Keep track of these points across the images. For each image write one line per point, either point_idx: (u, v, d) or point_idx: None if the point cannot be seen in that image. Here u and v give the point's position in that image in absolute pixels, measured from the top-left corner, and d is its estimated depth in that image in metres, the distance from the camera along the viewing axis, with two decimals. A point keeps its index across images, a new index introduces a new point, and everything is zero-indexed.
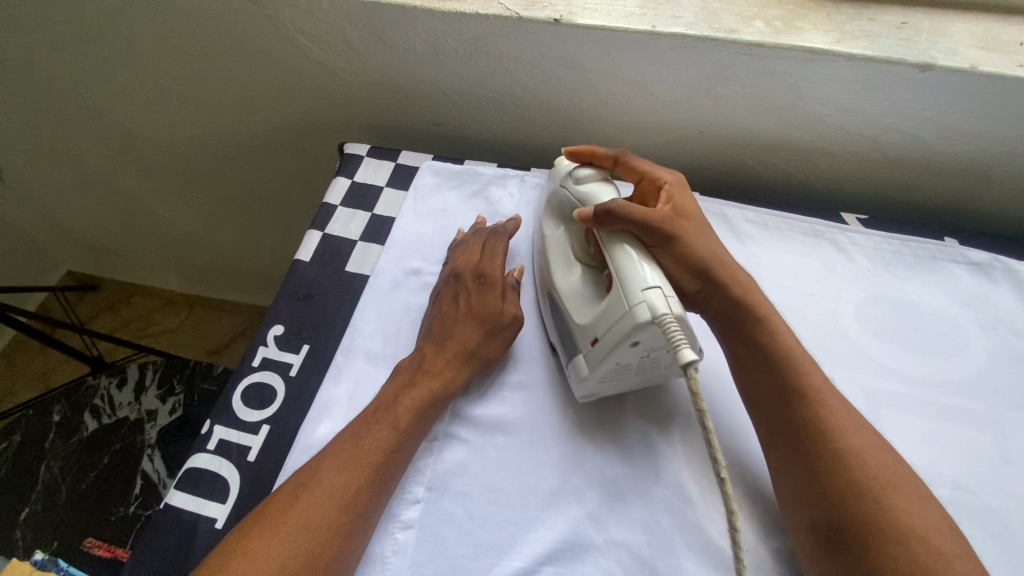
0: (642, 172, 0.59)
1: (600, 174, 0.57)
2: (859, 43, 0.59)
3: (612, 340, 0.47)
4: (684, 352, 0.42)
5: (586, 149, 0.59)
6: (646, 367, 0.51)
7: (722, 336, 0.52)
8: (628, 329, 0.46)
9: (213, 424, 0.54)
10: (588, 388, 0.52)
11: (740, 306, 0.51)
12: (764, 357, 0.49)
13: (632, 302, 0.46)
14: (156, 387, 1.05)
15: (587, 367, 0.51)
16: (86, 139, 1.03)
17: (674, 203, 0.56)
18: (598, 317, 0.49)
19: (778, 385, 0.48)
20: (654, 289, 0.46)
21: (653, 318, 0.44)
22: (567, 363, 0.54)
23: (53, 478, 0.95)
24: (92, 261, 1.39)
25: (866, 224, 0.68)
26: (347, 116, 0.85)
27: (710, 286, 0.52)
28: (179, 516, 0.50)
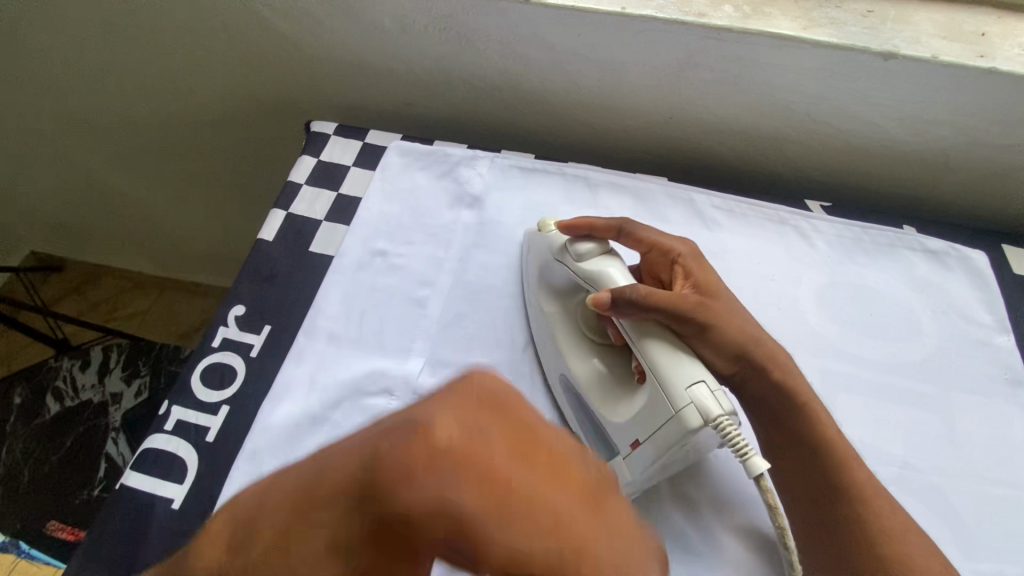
0: (650, 243, 0.53)
1: (601, 247, 0.51)
2: (826, 30, 0.60)
3: (662, 446, 0.43)
4: (753, 460, 0.42)
5: (582, 223, 0.52)
6: (687, 459, 0.48)
7: (757, 422, 0.49)
8: (680, 436, 0.42)
9: (170, 404, 0.53)
10: (631, 489, 0.48)
11: (779, 396, 0.47)
12: (807, 453, 0.46)
13: (679, 404, 0.42)
14: (122, 369, 1.03)
15: (632, 471, 0.46)
16: (43, 113, 0.99)
17: (694, 278, 0.51)
18: (638, 418, 0.45)
19: (824, 486, 0.46)
20: (700, 385, 0.42)
21: (707, 423, 0.41)
22: (601, 460, 0.50)
23: (13, 461, 0.92)
24: (56, 241, 1.35)
25: (829, 212, 0.69)
26: (316, 95, 0.83)
27: (749, 374, 0.47)
28: (134, 497, 0.49)
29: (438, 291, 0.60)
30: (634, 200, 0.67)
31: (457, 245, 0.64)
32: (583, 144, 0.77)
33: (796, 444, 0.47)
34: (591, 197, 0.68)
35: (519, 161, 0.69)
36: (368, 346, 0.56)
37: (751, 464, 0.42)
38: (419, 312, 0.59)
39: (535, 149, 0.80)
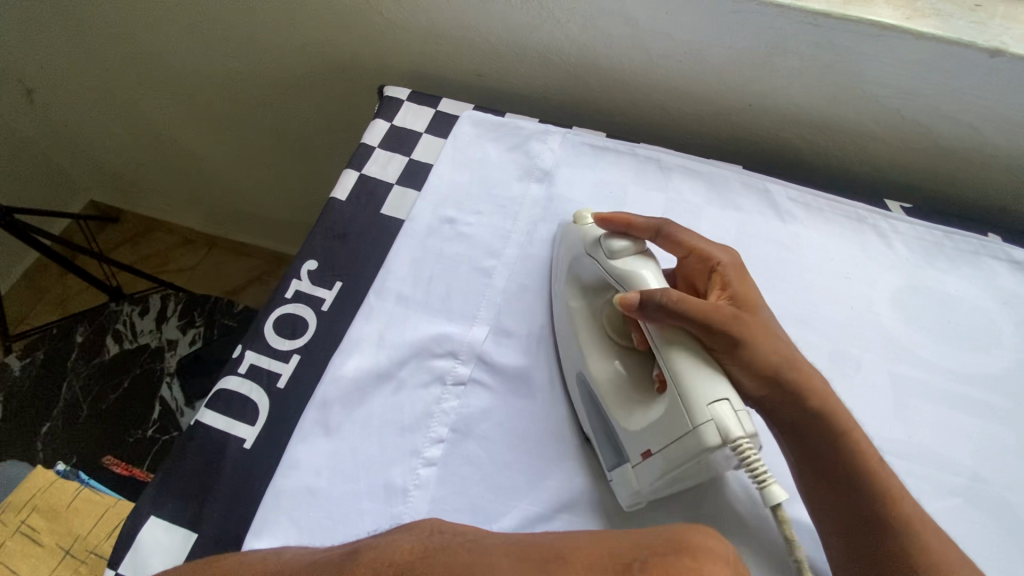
0: (689, 248, 0.52)
1: (635, 247, 0.50)
2: (930, 21, 0.57)
3: (677, 460, 0.41)
4: (773, 491, 0.40)
5: (619, 218, 0.51)
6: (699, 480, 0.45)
7: (791, 450, 0.46)
8: (693, 453, 0.40)
9: (244, 349, 0.55)
10: (637, 499, 0.46)
11: (816, 424, 0.45)
12: (844, 487, 0.44)
13: (697, 420, 0.40)
14: (178, 318, 1.06)
15: (639, 480, 0.45)
16: (120, 63, 1.02)
17: (731, 290, 0.49)
18: (653, 426, 0.43)
19: (863, 516, 0.43)
20: (722, 402, 0.40)
21: (725, 443, 0.39)
22: (611, 467, 0.48)
23: (75, 396, 0.97)
24: (117, 192, 1.40)
25: (910, 213, 0.67)
26: (387, 60, 0.83)
27: (777, 397, 0.45)
28: (209, 434, 0.51)
29: (503, 263, 0.60)
30: (707, 185, 0.66)
31: (524, 217, 0.63)
32: (654, 125, 0.76)
33: (830, 476, 0.44)
34: (662, 179, 0.67)
35: (592, 139, 0.69)
36: (434, 308, 0.57)
37: (770, 493, 0.40)
38: (485, 280, 0.59)
39: (603, 127, 0.79)
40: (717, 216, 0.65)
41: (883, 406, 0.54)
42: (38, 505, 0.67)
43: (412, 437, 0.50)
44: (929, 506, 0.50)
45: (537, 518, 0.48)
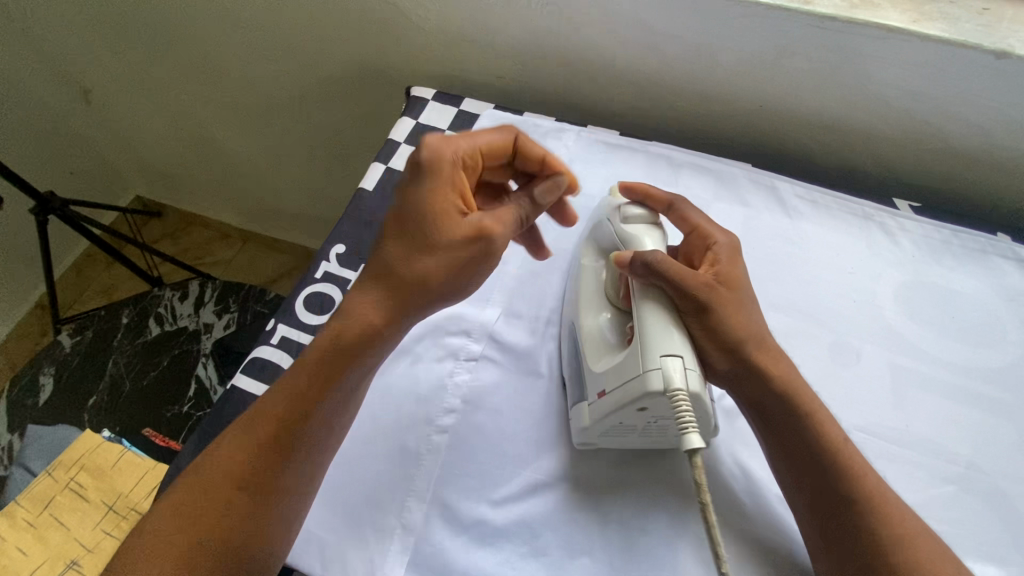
0: (692, 224, 0.55)
1: (649, 216, 0.54)
2: (937, 24, 0.59)
3: (620, 398, 0.46)
4: (689, 437, 0.42)
5: (639, 189, 0.56)
6: (650, 431, 0.49)
7: (756, 422, 0.50)
8: (637, 395, 0.45)
9: (277, 322, 0.60)
10: (587, 437, 0.50)
11: (780, 398, 0.49)
12: (806, 456, 0.48)
13: (647, 366, 0.45)
14: (214, 304, 1.13)
15: (589, 418, 0.49)
16: (169, 64, 1.10)
17: (721, 267, 0.51)
18: (612, 369, 0.48)
19: (829, 490, 0.46)
20: (673, 357, 0.44)
21: (665, 390, 0.43)
22: (573, 403, 0.52)
23: (118, 372, 1.04)
24: (160, 188, 1.49)
25: (918, 212, 0.68)
26: (414, 63, 0.88)
27: (750, 370, 0.49)
28: (243, 397, 0.56)
29: (516, 250, 0.64)
30: (716, 182, 0.69)
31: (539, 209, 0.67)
32: (667, 126, 0.79)
33: (795, 449, 0.48)
34: (672, 175, 0.70)
35: (606, 137, 0.72)
36: None
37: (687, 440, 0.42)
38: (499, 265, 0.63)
39: (618, 128, 0.82)
40: (725, 211, 0.67)
41: (883, 396, 0.56)
42: (86, 464, 0.73)
43: (426, 407, 0.54)
44: (923, 492, 0.51)
45: (540, 484, 0.51)
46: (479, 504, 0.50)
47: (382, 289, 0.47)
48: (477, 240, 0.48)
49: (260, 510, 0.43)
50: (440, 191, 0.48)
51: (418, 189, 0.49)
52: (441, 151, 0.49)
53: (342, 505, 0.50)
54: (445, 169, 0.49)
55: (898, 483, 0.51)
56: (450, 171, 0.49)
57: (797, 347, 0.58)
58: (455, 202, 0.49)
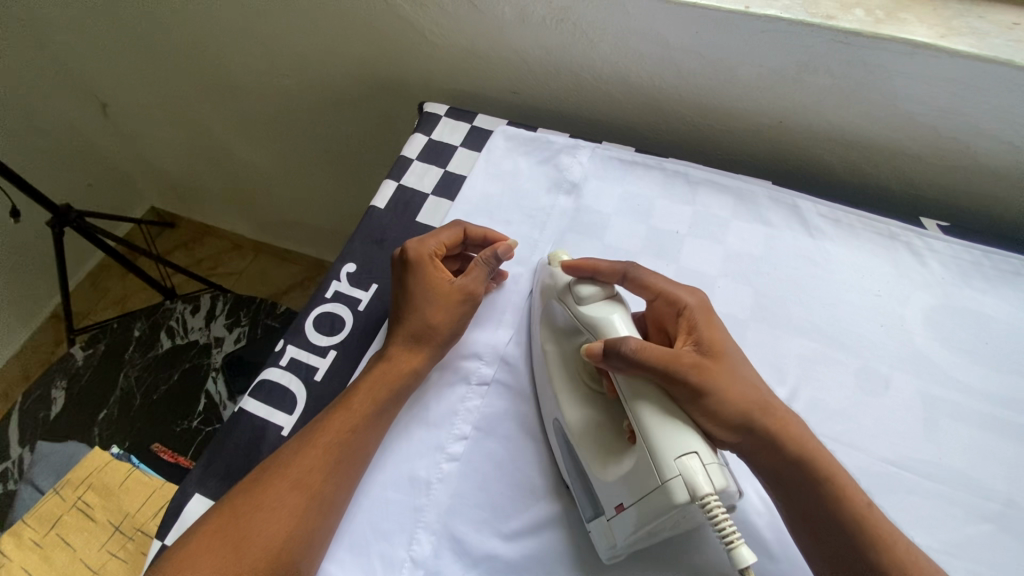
0: (658, 291, 0.52)
1: (604, 292, 0.51)
2: (965, 39, 0.57)
3: (648, 517, 0.41)
4: (739, 551, 0.39)
5: (586, 266, 0.53)
6: (678, 529, 0.45)
7: (775, 492, 0.47)
8: (664, 508, 0.40)
9: (286, 343, 0.59)
10: (617, 552, 0.45)
11: (798, 466, 0.46)
12: (835, 529, 0.45)
13: (666, 475, 0.40)
14: (225, 317, 1.12)
15: (615, 535, 0.44)
16: (183, 79, 1.10)
17: (698, 335, 0.49)
18: (626, 481, 0.43)
19: (866, 563, 0.43)
20: (691, 457, 0.41)
21: (693, 499, 0.39)
22: (588, 517, 0.47)
23: (129, 386, 1.04)
24: (175, 199, 1.50)
25: (946, 231, 0.65)
26: (427, 78, 0.87)
27: (758, 442, 0.46)
28: (251, 420, 0.55)
29: (529, 270, 0.63)
30: (735, 200, 0.67)
31: (553, 227, 0.66)
32: (684, 140, 0.77)
33: (824, 523, 0.45)
34: (689, 192, 0.68)
35: (621, 154, 0.70)
36: None
37: (736, 554, 0.39)
38: (511, 285, 0.61)
39: (633, 143, 0.81)
40: (744, 230, 0.65)
41: (912, 427, 0.53)
42: (93, 483, 0.73)
43: (436, 433, 0.52)
44: (957, 530, 0.49)
45: (554, 517, 0.49)
46: (491, 538, 0.48)
47: (407, 344, 0.53)
48: (464, 301, 0.55)
49: (307, 523, 0.45)
50: (425, 271, 0.55)
51: (408, 281, 0.55)
52: (420, 247, 0.56)
53: (350, 534, 0.48)
54: (426, 259, 0.55)
55: (930, 521, 0.49)
56: (432, 261, 0.56)
57: (821, 374, 0.56)
58: (439, 277, 0.55)
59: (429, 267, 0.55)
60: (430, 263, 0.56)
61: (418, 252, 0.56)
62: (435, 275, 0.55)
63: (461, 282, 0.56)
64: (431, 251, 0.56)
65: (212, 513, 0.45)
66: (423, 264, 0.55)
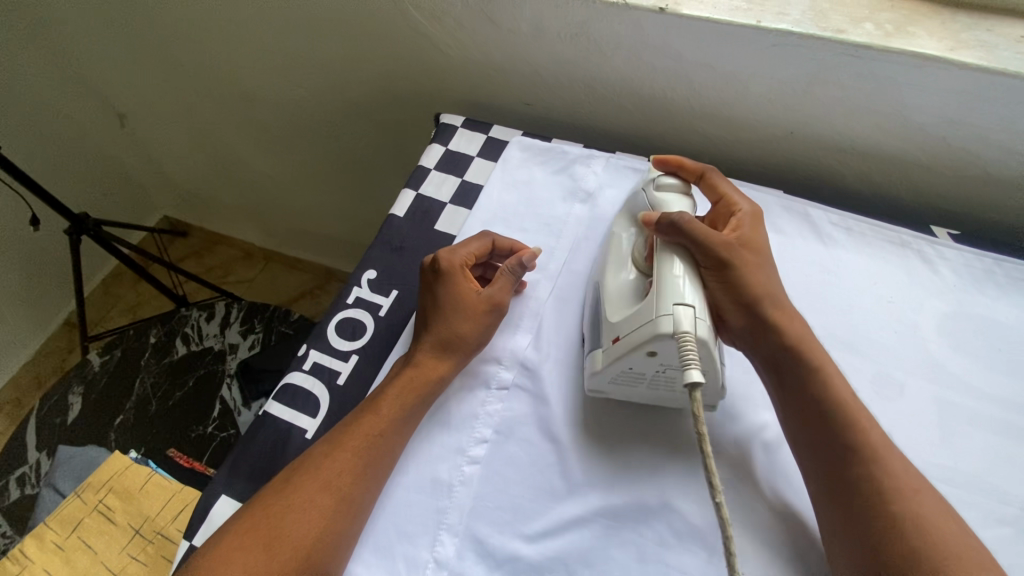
0: (721, 194, 0.59)
1: (681, 186, 0.58)
2: (974, 52, 0.58)
3: (631, 342, 0.49)
4: (691, 373, 0.45)
5: (674, 161, 0.60)
6: (659, 383, 0.51)
7: (768, 376, 0.53)
8: (647, 336, 0.47)
9: (309, 347, 0.60)
10: (597, 382, 0.53)
11: (795, 350, 0.51)
12: (819, 414, 0.49)
13: (660, 311, 0.48)
14: (240, 324, 1.14)
15: (601, 362, 0.52)
16: (201, 89, 1.13)
17: (742, 232, 0.56)
18: (626, 317, 0.51)
19: (834, 440, 0.48)
20: (685, 306, 0.47)
21: (673, 333, 0.46)
22: (588, 353, 0.55)
23: (145, 392, 1.06)
24: (189, 207, 1.52)
25: (957, 240, 0.66)
26: (443, 90, 0.89)
27: (762, 324, 0.52)
28: (276, 423, 0.56)
29: (547, 276, 0.64)
30: None
31: (569, 235, 0.67)
32: (696, 151, 0.78)
33: (804, 402, 0.50)
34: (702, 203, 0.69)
35: (635, 164, 0.72)
36: None
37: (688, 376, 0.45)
38: (530, 292, 0.62)
39: (645, 153, 0.82)
40: None
41: (928, 431, 0.54)
42: (114, 486, 0.73)
43: (457, 436, 0.53)
44: (973, 534, 0.49)
45: (575, 520, 0.50)
46: (513, 539, 0.49)
47: (433, 351, 0.54)
48: (491, 311, 0.56)
49: (334, 525, 0.46)
50: (455, 280, 0.56)
51: (438, 289, 0.56)
52: (452, 256, 0.57)
53: (374, 536, 0.49)
54: (457, 269, 0.57)
55: None
56: (463, 270, 0.57)
57: None
58: (468, 287, 0.56)
59: (459, 275, 0.56)
60: (458, 272, 0.57)
61: (448, 260, 0.57)
62: (463, 285, 0.56)
63: (488, 293, 0.57)
64: (461, 261, 0.57)
65: (242, 516, 0.46)
66: (454, 273, 0.56)
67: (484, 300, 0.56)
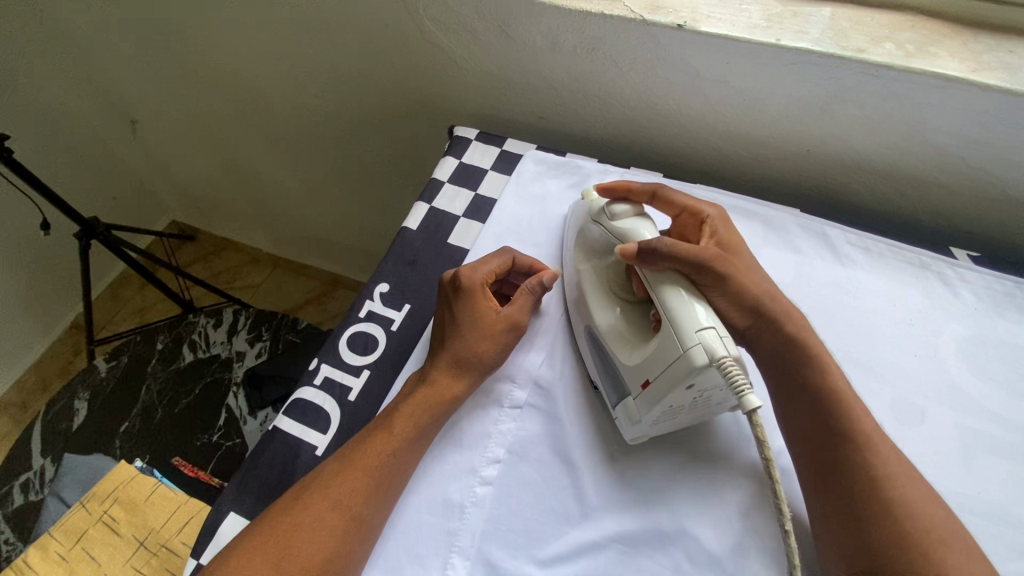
0: (681, 206, 0.60)
1: (635, 210, 0.57)
2: (996, 74, 0.57)
3: (669, 382, 0.47)
4: (748, 398, 0.44)
5: (620, 186, 0.61)
6: (696, 409, 0.50)
7: (767, 373, 0.53)
8: (684, 372, 0.46)
9: (319, 362, 0.59)
10: (639, 430, 0.51)
11: (789, 344, 0.52)
12: (819, 404, 0.49)
13: (687, 344, 0.46)
14: (247, 332, 1.13)
15: (639, 411, 0.50)
16: (213, 97, 1.13)
17: (718, 236, 0.57)
18: (650, 357, 0.49)
19: (835, 434, 0.48)
20: (709, 329, 0.46)
21: (711, 362, 0.45)
22: (614, 404, 0.53)
23: (151, 399, 1.05)
24: (197, 213, 1.52)
25: (977, 261, 0.65)
26: (456, 102, 0.89)
27: (759, 321, 0.52)
28: (285, 439, 0.55)
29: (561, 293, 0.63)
30: (764, 226, 0.67)
31: None
32: (710, 166, 0.78)
33: (806, 395, 0.50)
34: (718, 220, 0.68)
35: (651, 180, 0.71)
36: None
37: (746, 402, 0.44)
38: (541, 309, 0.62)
39: (659, 168, 0.82)
40: (774, 257, 0.66)
41: (950, 458, 0.53)
42: (118, 497, 0.73)
43: (469, 456, 0.52)
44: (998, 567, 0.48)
45: (589, 545, 0.49)
46: (525, 564, 0.48)
47: (449, 369, 0.54)
48: (509, 331, 0.56)
49: (346, 544, 0.45)
50: (476, 300, 0.56)
51: (458, 310, 0.55)
52: (473, 273, 0.57)
53: (385, 558, 0.48)
54: (478, 287, 0.56)
55: None
56: (484, 288, 0.56)
57: None
58: (489, 306, 0.56)
59: (479, 295, 0.56)
60: (479, 292, 0.56)
61: (468, 280, 0.56)
62: (484, 304, 0.56)
63: (507, 313, 0.56)
64: (482, 280, 0.57)
65: (250, 535, 0.45)
66: (474, 292, 0.56)
67: (504, 321, 0.56)
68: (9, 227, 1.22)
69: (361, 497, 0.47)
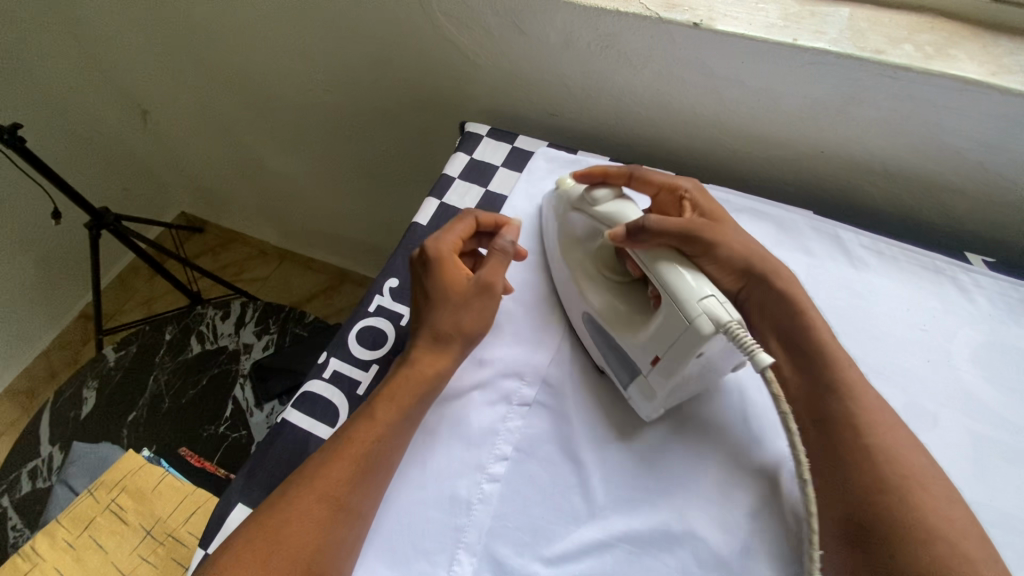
0: (659, 184, 0.60)
1: (614, 192, 0.57)
2: (1017, 77, 0.57)
3: (681, 354, 0.47)
4: (759, 356, 0.44)
5: (596, 172, 0.60)
6: (705, 373, 0.51)
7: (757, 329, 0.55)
8: (696, 343, 0.46)
9: (329, 356, 0.60)
10: (657, 405, 0.52)
11: (779, 300, 0.54)
12: (806, 356, 0.51)
13: (692, 315, 0.46)
14: (255, 324, 1.13)
15: (654, 386, 0.51)
16: (224, 89, 1.14)
17: (700, 208, 0.58)
18: (656, 333, 0.49)
19: (818, 383, 0.50)
20: (710, 297, 0.47)
21: (717, 328, 0.45)
22: (627, 384, 0.54)
23: (159, 389, 1.06)
24: (206, 205, 1.53)
25: (993, 267, 0.64)
26: (467, 98, 0.89)
27: (752, 281, 0.55)
28: (294, 432, 0.55)
29: None
30: (776, 228, 0.67)
31: None
32: (722, 166, 0.77)
33: (792, 348, 0.52)
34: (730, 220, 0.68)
35: None
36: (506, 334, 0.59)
37: (757, 361, 0.44)
38: (550, 306, 0.62)
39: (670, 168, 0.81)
40: (786, 258, 0.65)
41: (962, 465, 0.52)
42: (126, 485, 0.73)
43: (477, 452, 0.52)
44: None
45: (597, 544, 0.49)
46: (532, 562, 0.48)
47: (428, 344, 0.54)
48: (483, 295, 0.55)
49: (336, 533, 0.45)
50: (443, 268, 0.55)
51: (429, 281, 0.56)
52: (439, 243, 0.57)
53: (393, 552, 0.48)
54: (445, 256, 0.56)
55: None
56: (453, 257, 0.56)
57: None
58: (457, 272, 0.56)
59: (448, 263, 0.56)
60: (448, 260, 0.56)
61: (433, 250, 0.56)
62: (452, 272, 0.56)
63: (481, 278, 0.56)
64: (447, 249, 0.57)
65: (241, 530, 0.45)
66: (439, 260, 0.56)
67: (477, 285, 0.55)
68: (20, 216, 1.23)
69: (349, 487, 0.47)
